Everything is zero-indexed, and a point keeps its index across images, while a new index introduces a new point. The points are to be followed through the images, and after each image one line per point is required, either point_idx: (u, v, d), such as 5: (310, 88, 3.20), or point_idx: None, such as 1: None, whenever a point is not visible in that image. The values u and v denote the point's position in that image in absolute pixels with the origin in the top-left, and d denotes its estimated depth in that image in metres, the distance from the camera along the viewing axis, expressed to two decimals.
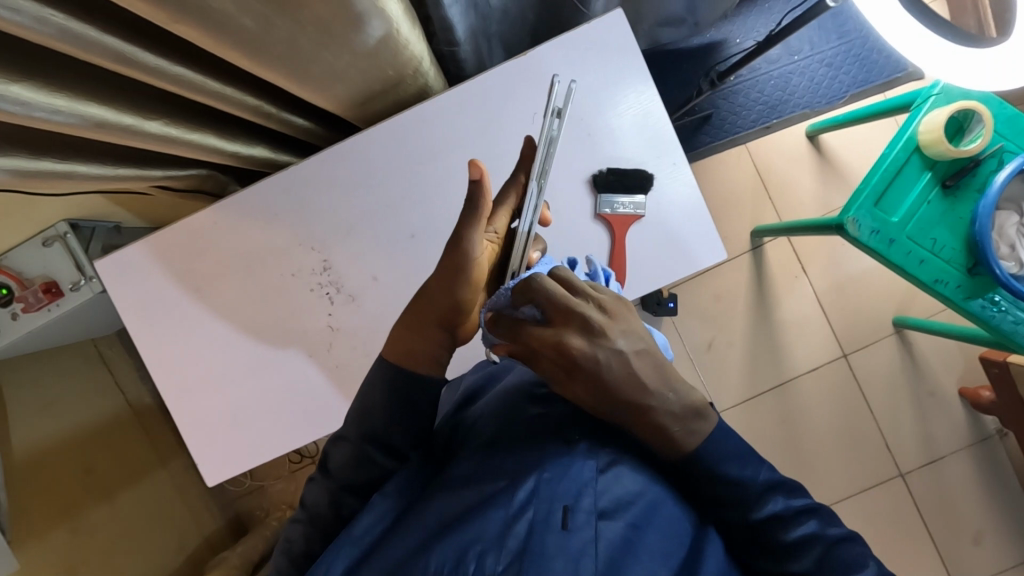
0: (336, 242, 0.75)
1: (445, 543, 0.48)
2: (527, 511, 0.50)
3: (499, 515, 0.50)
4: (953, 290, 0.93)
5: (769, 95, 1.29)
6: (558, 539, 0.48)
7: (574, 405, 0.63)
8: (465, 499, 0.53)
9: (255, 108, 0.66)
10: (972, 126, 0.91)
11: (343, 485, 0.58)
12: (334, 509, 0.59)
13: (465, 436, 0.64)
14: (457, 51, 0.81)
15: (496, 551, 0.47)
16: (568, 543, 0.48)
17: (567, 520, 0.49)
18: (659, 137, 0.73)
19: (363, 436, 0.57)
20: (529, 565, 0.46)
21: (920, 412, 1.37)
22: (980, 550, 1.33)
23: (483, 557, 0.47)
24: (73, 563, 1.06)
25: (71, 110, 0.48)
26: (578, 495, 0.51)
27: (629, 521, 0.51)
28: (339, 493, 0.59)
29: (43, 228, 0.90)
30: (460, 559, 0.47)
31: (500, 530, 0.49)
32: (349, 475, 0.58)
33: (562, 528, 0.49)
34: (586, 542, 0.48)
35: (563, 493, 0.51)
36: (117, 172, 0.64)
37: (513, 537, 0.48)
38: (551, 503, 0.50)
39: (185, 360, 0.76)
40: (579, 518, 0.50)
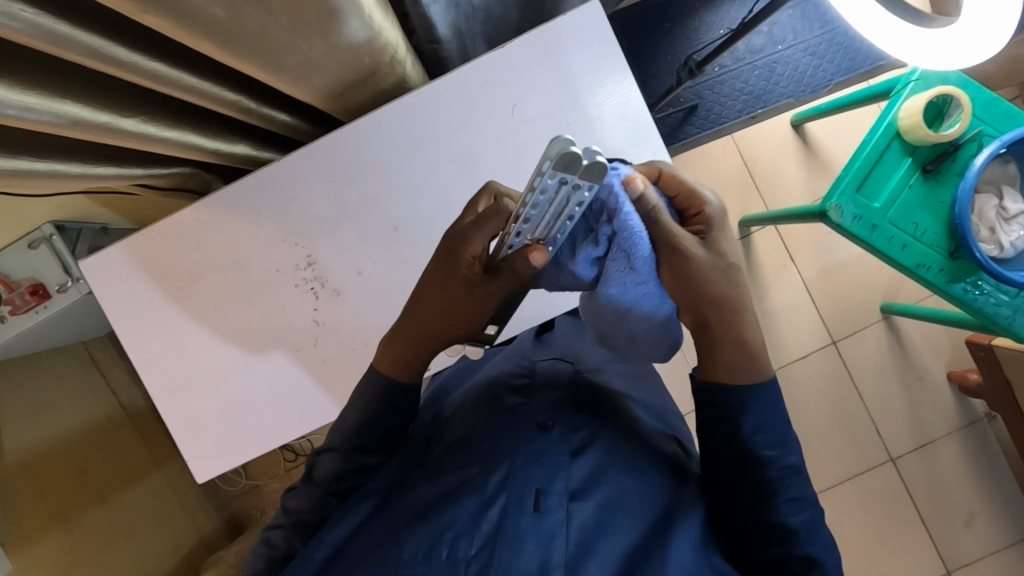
0: (319, 237, 0.75)
1: (422, 529, 0.50)
2: (500, 496, 0.52)
3: (472, 501, 0.51)
4: (936, 273, 0.93)
5: (755, 84, 1.30)
6: (530, 520, 0.49)
7: (551, 394, 0.64)
8: (439, 488, 0.55)
9: (233, 103, 0.66)
10: (952, 111, 0.92)
11: (328, 489, 0.60)
12: (318, 514, 0.60)
13: (444, 431, 0.64)
14: (441, 51, 0.82)
15: (469, 535, 0.49)
16: (541, 525, 0.49)
17: (539, 503, 0.51)
18: (638, 126, 0.73)
19: (348, 442, 0.59)
20: (501, 549, 0.47)
21: (910, 397, 1.38)
22: (971, 532, 1.34)
23: (456, 542, 0.48)
24: (69, 564, 1.06)
25: (46, 108, 0.48)
26: (552, 479, 0.53)
27: (600, 504, 0.52)
28: (323, 498, 0.60)
29: (28, 230, 0.90)
30: (434, 544, 0.48)
31: (473, 514, 0.50)
32: (334, 481, 0.60)
33: (535, 510, 0.50)
34: (557, 523, 0.49)
35: (536, 477, 0.53)
36: (97, 171, 0.64)
37: (487, 520, 0.50)
38: (524, 488, 0.52)
39: (170, 358, 0.76)
40: (552, 500, 0.51)
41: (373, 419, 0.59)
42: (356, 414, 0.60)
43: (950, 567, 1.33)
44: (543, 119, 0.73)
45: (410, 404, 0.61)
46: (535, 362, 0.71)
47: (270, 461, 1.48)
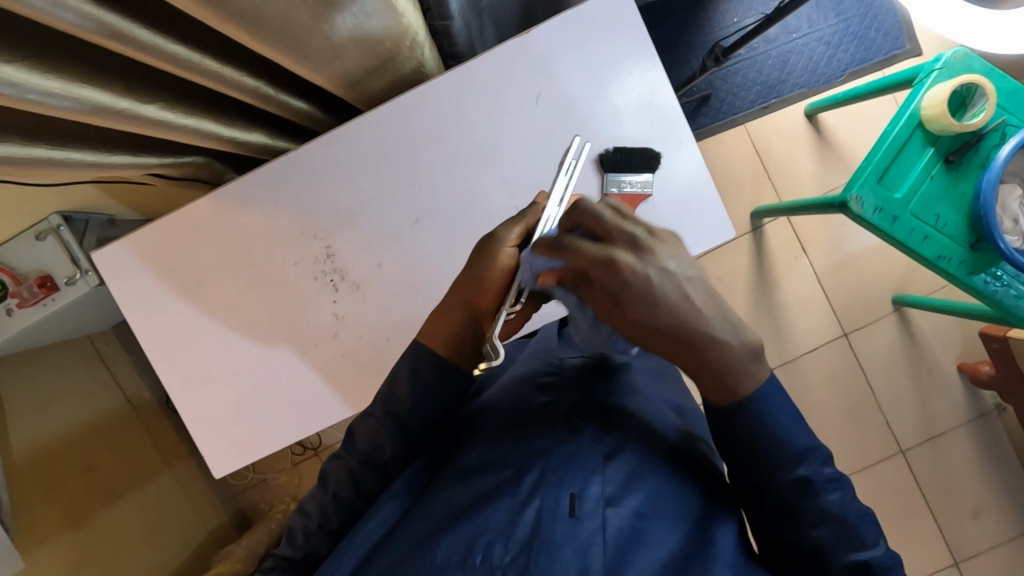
0: (339, 229, 0.74)
1: (453, 534, 0.50)
2: (534, 499, 0.51)
3: (506, 503, 0.51)
4: (956, 266, 0.93)
5: (768, 75, 1.31)
6: (565, 527, 0.49)
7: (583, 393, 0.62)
8: (473, 488, 0.54)
9: (252, 89, 0.64)
10: (975, 101, 0.91)
11: (362, 461, 0.60)
12: (351, 485, 0.60)
13: (473, 431, 0.63)
14: (451, 27, 0.77)
15: (504, 540, 0.49)
16: (577, 531, 0.49)
17: (575, 508, 0.50)
18: (665, 115, 0.71)
19: (386, 412, 0.60)
20: (537, 556, 0.47)
21: (920, 389, 1.38)
22: (979, 524, 1.35)
23: (492, 546, 0.48)
24: (78, 561, 1.05)
25: (67, 93, 0.46)
26: (586, 482, 0.52)
27: (635, 508, 0.51)
28: (356, 470, 0.60)
29: (35, 221, 0.88)
30: (468, 551, 0.48)
31: (511, 516, 0.50)
32: (369, 450, 0.60)
33: (570, 516, 0.50)
34: (593, 530, 0.49)
35: (569, 482, 0.52)
36: (112, 159, 0.62)
37: (522, 525, 0.50)
38: (559, 491, 0.51)
39: (186, 351, 0.75)
40: (587, 505, 0.51)
41: (417, 396, 0.59)
42: (405, 390, 0.59)
43: (958, 557, 1.33)
44: (570, 108, 0.71)
45: (451, 390, 0.60)
46: (563, 360, 0.69)
47: (278, 455, 1.46)
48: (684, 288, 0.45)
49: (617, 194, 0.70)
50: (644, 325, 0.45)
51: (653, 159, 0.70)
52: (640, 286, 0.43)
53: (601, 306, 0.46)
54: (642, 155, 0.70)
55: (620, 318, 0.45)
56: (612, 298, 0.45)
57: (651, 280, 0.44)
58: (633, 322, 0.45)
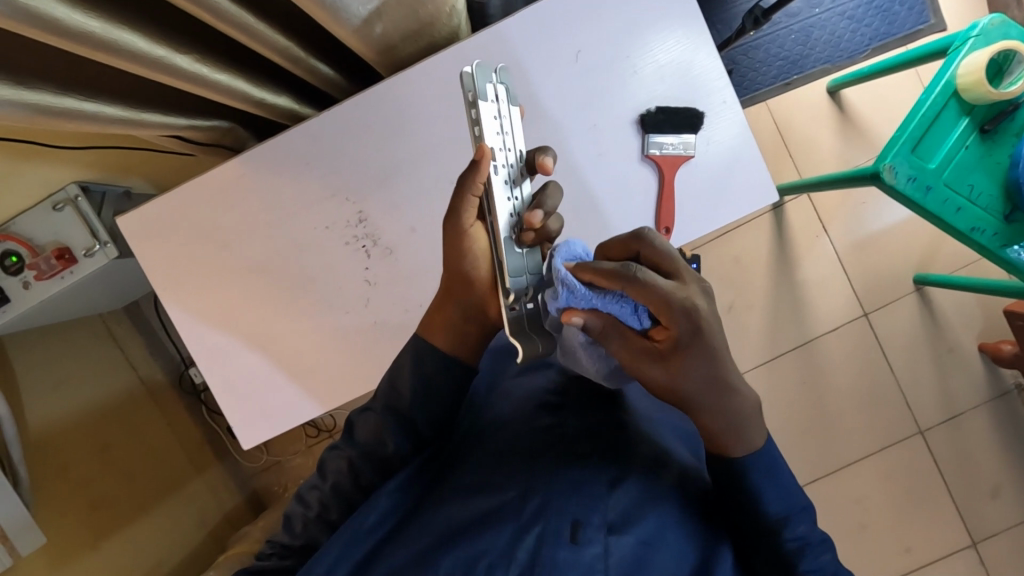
0: (371, 194, 0.72)
1: (456, 550, 0.49)
2: (536, 523, 0.50)
3: (507, 529, 0.50)
4: (990, 237, 0.92)
5: (790, 49, 1.28)
6: (566, 554, 0.48)
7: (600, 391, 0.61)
8: (474, 506, 0.53)
9: (284, 49, 0.62)
10: (1013, 68, 0.89)
11: (364, 453, 0.60)
12: (352, 480, 0.60)
13: (488, 425, 0.62)
14: (488, 7, 0.81)
15: (505, 563, 0.48)
16: (578, 557, 0.48)
17: (576, 535, 0.49)
18: (706, 73, 0.69)
19: (389, 410, 0.60)
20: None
21: (939, 369, 1.37)
22: (998, 504, 1.34)
23: (493, 570, 0.48)
24: (96, 541, 1.04)
25: (106, 37, 0.45)
26: (590, 511, 0.50)
27: (640, 538, 0.50)
28: (357, 462, 0.60)
29: (52, 191, 0.86)
30: (468, 572, 0.48)
31: (510, 544, 0.49)
32: (372, 445, 0.60)
33: (571, 542, 0.49)
34: (595, 557, 0.48)
35: (574, 507, 0.50)
36: (142, 118, 0.61)
37: (523, 548, 0.49)
38: (561, 516, 0.50)
39: (211, 322, 0.73)
40: (589, 534, 0.49)
41: (419, 393, 0.59)
42: (412, 388, 0.59)
43: (976, 538, 1.33)
44: (608, 68, 0.69)
45: (461, 384, 0.61)
46: None
47: (292, 437, 1.44)
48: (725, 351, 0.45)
49: (657, 155, 0.68)
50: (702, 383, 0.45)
51: (695, 119, 0.68)
52: (697, 350, 0.43)
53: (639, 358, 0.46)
54: (682, 118, 0.67)
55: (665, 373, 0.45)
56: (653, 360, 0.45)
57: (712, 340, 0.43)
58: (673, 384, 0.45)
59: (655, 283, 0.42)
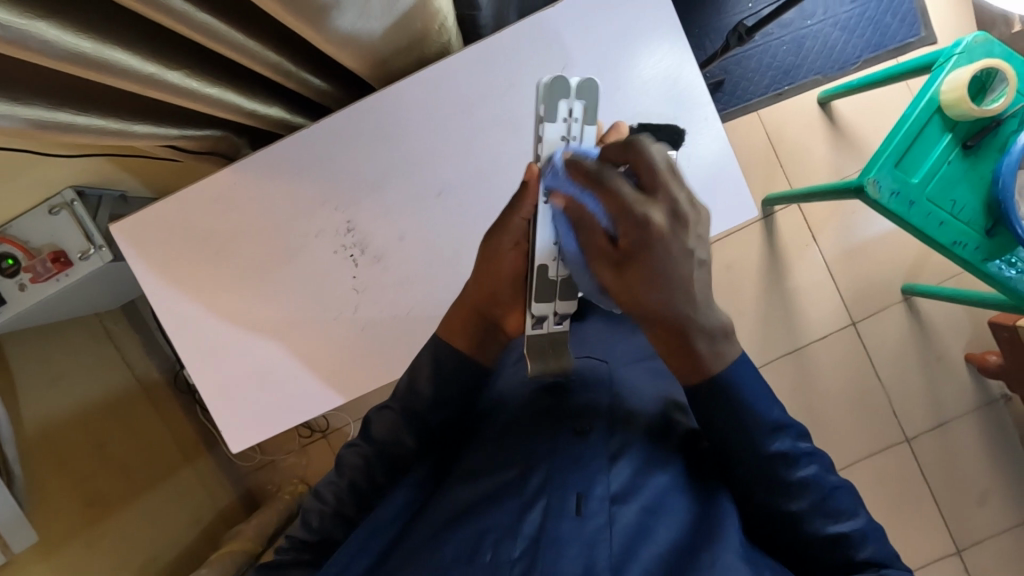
0: (361, 203, 0.73)
1: (465, 528, 0.53)
2: (541, 499, 0.54)
3: (514, 504, 0.55)
4: (972, 252, 0.93)
5: (782, 60, 1.29)
6: (571, 525, 0.52)
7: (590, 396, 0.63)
8: (480, 488, 0.57)
9: (275, 64, 0.64)
10: (996, 85, 0.90)
11: (380, 450, 0.61)
12: (368, 477, 0.61)
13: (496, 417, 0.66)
14: (478, 17, 0.80)
15: (512, 537, 0.52)
16: (582, 528, 0.52)
17: (581, 507, 0.53)
18: (689, 90, 0.70)
19: (404, 408, 0.62)
20: (544, 550, 0.50)
21: (927, 378, 1.38)
22: (983, 512, 1.35)
23: (500, 544, 0.51)
24: (89, 537, 1.05)
25: (96, 56, 0.46)
26: (591, 483, 0.54)
27: (642, 506, 0.54)
28: (372, 460, 0.61)
29: (48, 195, 0.87)
30: (477, 547, 0.51)
31: (516, 519, 0.53)
32: (387, 441, 0.62)
33: (575, 514, 0.52)
34: (599, 527, 0.52)
35: (576, 481, 0.55)
36: (134, 129, 0.62)
37: (528, 523, 0.53)
38: (564, 491, 0.54)
39: (204, 327, 0.75)
40: (592, 505, 0.53)
41: (435, 389, 0.62)
42: (427, 385, 0.62)
43: (961, 545, 1.34)
44: (595, 84, 0.70)
45: (474, 381, 0.64)
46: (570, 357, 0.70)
47: (285, 437, 1.46)
48: (694, 269, 0.48)
49: None
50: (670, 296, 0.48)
51: (676, 137, 0.69)
52: (655, 249, 0.46)
53: (605, 254, 0.50)
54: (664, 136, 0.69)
55: (626, 276, 0.49)
56: (616, 259, 0.49)
57: (671, 246, 0.47)
58: (632, 288, 0.49)
59: (622, 190, 0.46)
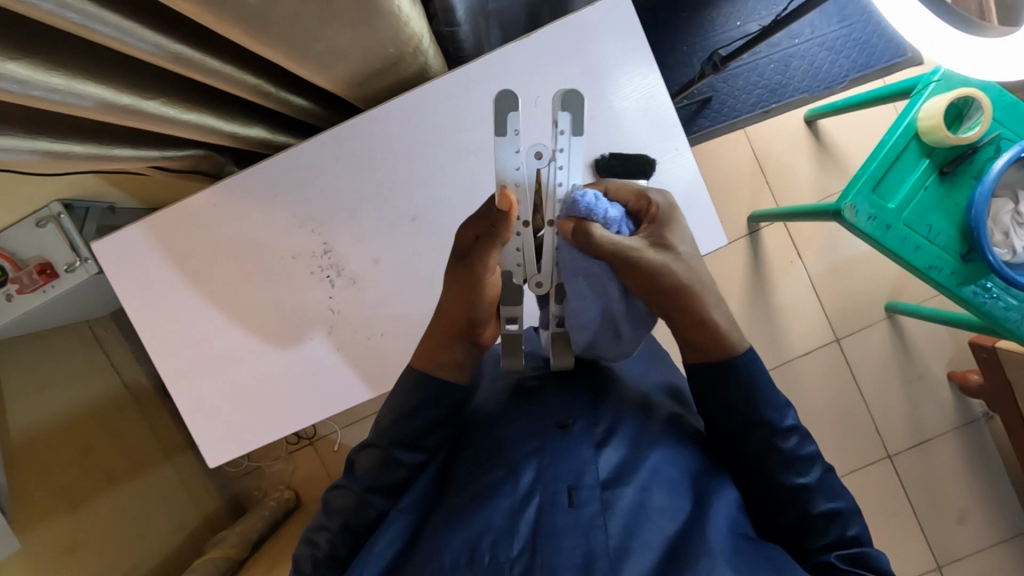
0: (336, 225, 0.75)
1: (457, 534, 0.50)
2: (533, 496, 0.52)
3: (505, 503, 0.52)
4: (947, 276, 0.94)
5: (768, 78, 1.29)
6: (566, 518, 0.49)
7: (569, 390, 0.63)
8: (469, 491, 0.54)
9: (252, 87, 0.65)
10: (971, 114, 0.91)
11: (367, 487, 0.59)
12: (358, 519, 0.58)
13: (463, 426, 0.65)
14: (456, 32, 0.78)
15: (508, 537, 0.49)
16: (576, 519, 0.49)
17: (573, 498, 0.51)
18: (661, 121, 0.72)
19: (388, 441, 0.59)
20: (542, 547, 0.47)
21: (910, 395, 1.39)
22: (963, 529, 1.36)
23: (497, 546, 0.48)
24: (74, 543, 1.07)
25: (71, 90, 0.47)
26: (581, 473, 0.53)
27: (639, 485, 0.52)
28: (362, 498, 0.58)
29: (36, 208, 0.89)
30: (474, 552, 0.48)
31: (509, 516, 0.51)
32: (374, 477, 0.59)
33: (569, 506, 0.50)
34: (593, 515, 0.49)
35: (565, 474, 0.53)
36: (113, 152, 0.63)
37: (523, 522, 0.50)
38: (556, 485, 0.52)
39: (184, 342, 0.76)
40: (585, 494, 0.51)
41: (417, 418, 0.59)
42: (403, 409, 0.59)
43: (941, 561, 1.35)
44: None
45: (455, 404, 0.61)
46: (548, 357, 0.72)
47: (273, 444, 1.47)
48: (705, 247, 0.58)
49: None
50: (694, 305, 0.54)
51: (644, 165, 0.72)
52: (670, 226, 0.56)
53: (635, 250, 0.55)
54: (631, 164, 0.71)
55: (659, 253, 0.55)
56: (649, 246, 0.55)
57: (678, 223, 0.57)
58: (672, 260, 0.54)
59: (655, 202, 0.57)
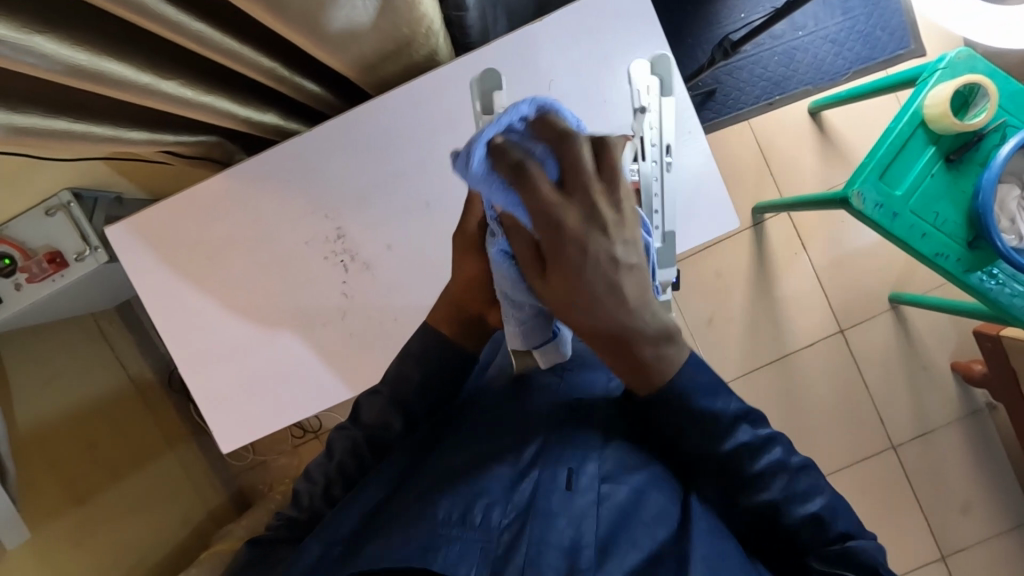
0: (350, 211, 0.75)
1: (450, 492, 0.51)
2: (533, 471, 0.52)
3: (506, 473, 0.52)
4: (953, 263, 0.94)
5: (774, 71, 1.30)
6: (561, 498, 0.49)
7: (587, 373, 0.64)
8: (469, 457, 0.54)
9: (268, 69, 0.65)
10: (978, 101, 0.93)
11: (365, 437, 0.61)
12: (356, 460, 0.62)
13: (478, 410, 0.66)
14: (465, 17, 0.77)
15: (503, 504, 0.50)
16: (572, 503, 0.49)
17: (572, 482, 0.50)
18: (674, 106, 0.74)
19: (391, 396, 0.61)
20: (535, 523, 0.47)
21: (913, 386, 1.40)
22: (967, 519, 1.37)
23: (490, 509, 0.50)
24: (81, 535, 1.06)
25: (94, 66, 0.47)
26: (584, 460, 0.51)
27: (636, 485, 0.50)
28: (360, 445, 0.62)
29: (45, 197, 0.89)
30: (467, 509, 0.49)
31: (509, 484, 0.51)
32: (374, 428, 0.61)
33: (567, 488, 0.49)
34: (588, 504, 0.48)
35: (569, 457, 0.52)
36: (130, 135, 0.63)
37: (521, 491, 0.51)
38: (556, 466, 0.51)
39: (197, 328, 0.76)
40: (584, 481, 0.50)
41: (420, 378, 0.62)
42: (412, 373, 0.61)
43: (945, 551, 1.36)
44: (583, 98, 0.73)
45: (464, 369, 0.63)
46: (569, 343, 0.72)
47: (278, 437, 1.47)
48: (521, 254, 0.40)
49: None
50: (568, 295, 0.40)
51: None
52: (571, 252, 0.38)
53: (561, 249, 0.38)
54: None
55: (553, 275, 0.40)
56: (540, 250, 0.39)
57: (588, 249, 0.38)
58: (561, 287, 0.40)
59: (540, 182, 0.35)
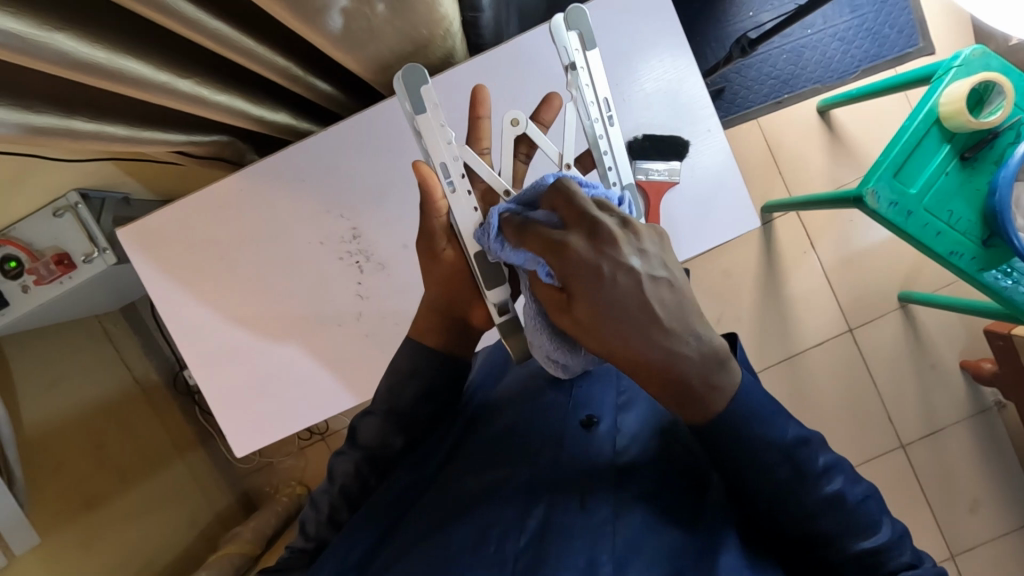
0: (365, 211, 0.74)
1: (467, 524, 0.50)
2: (543, 497, 0.51)
3: (518, 501, 0.51)
4: (967, 262, 0.94)
5: (780, 70, 1.28)
6: (579, 519, 0.48)
7: (595, 389, 0.62)
8: (484, 480, 0.55)
9: (283, 69, 0.64)
10: (993, 98, 0.92)
11: (367, 454, 0.61)
12: (359, 481, 0.62)
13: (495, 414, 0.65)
14: (481, 18, 0.77)
15: (516, 532, 0.49)
16: (588, 522, 0.48)
17: (585, 502, 0.49)
18: (692, 104, 0.73)
19: (387, 411, 0.61)
20: (551, 546, 0.46)
21: (922, 385, 1.40)
22: (976, 517, 1.37)
23: (503, 539, 0.48)
24: (88, 538, 1.05)
25: (111, 64, 0.46)
26: (595, 481, 0.51)
27: (644, 503, 0.49)
28: (361, 465, 0.62)
29: (53, 198, 0.87)
30: (481, 540, 0.49)
31: (518, 516, 0.50)
32: (373, 447, 0.61)
33: (582, 509, 0.49)
34: (603, 521, 0.48)
35: (580, 479, 0.51)
36: (143, 134, 0.62)
37: (533, 519, 0.49)
38: (567, 491, 0.51)
39: (209, 331, 0.75)
40: (597, 501, 0.49)
41: (419, 398, 0.61)
42: (408, 393, 0.61)
43: (954, 550, 1.36)
44: None
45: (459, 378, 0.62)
46: None
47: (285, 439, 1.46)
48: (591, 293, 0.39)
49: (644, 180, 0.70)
50: (592, 324, 0.38)
51: (680, 148, 0.73)
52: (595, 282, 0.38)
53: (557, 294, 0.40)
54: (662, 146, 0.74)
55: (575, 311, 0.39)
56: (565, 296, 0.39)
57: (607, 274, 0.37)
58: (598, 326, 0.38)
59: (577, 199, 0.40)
